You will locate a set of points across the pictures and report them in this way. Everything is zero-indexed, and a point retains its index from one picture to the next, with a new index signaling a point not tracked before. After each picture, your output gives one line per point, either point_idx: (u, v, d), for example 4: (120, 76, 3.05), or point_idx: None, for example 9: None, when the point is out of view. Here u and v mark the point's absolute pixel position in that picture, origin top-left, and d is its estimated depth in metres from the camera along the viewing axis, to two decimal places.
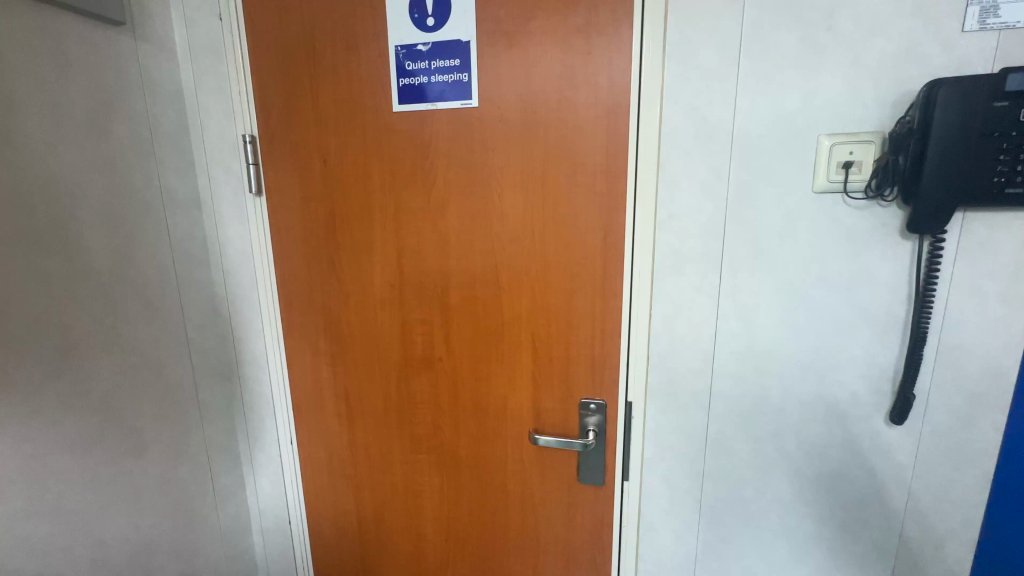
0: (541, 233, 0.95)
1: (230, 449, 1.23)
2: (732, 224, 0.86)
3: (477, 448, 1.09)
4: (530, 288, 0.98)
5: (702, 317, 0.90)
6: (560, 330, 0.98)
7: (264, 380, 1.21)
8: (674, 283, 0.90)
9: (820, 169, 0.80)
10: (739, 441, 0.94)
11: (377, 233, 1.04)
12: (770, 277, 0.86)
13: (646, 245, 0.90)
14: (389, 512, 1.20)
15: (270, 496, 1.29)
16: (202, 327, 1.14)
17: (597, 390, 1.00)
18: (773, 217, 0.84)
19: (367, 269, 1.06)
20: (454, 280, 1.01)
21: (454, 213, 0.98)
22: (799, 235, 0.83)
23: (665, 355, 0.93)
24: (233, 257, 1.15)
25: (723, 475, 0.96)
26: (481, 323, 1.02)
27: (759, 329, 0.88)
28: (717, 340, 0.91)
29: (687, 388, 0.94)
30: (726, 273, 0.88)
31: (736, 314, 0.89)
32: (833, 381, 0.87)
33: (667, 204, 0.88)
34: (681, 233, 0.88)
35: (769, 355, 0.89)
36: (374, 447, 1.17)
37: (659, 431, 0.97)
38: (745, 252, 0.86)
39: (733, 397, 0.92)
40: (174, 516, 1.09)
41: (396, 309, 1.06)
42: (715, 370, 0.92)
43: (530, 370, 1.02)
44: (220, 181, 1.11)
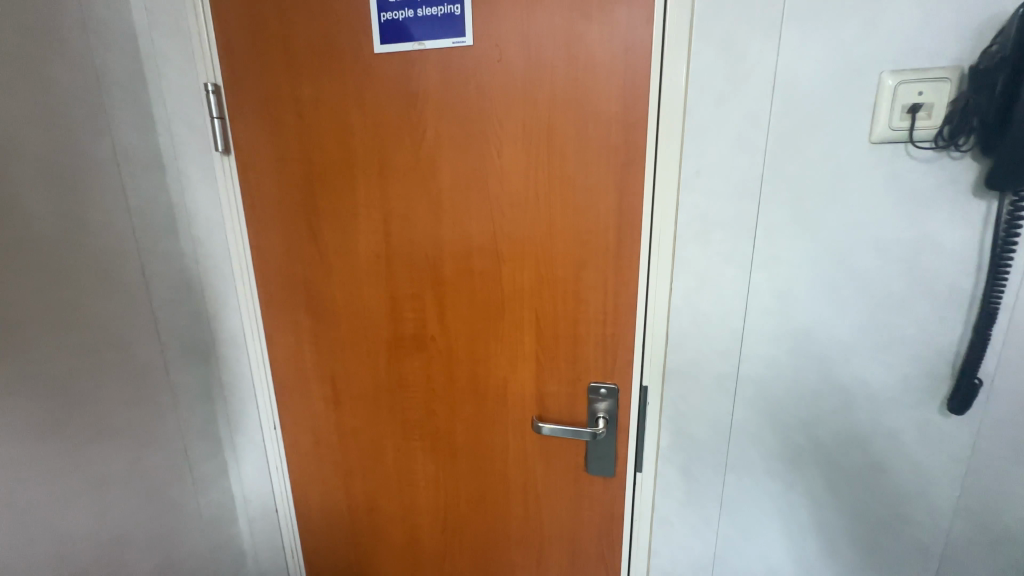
0: (546, 196, 0.82)
1: (211, 435, 1.14)
2: (770, 183, 0.73)
3: (475, 435, 0.99)
4: (533, 259, 0.86)
5: (731, 292, 0.79)
6: (567, 306, 0.87)
7: (243, 360, 1.11)
8: (700, 253, 0.78)
9: (881, 115, 0.67)
10: (768, 430, 0.83)
11: (360, 198, 0.91)
12: (813, 245, 0.74)
13: (668, 208, 0.78)
14: (381, 499, 1.11)
15: (256, 483, 1.21)
16: (172, 303, 1.03)
17: (608, 373, 0.89)
18: (819, 174, 0.71)
19: (350, 238, 0.94)
20: (447, 250, 0.90)
21: (446, 172, 0.86)
22: (851, 196, 0.71)
23: (686, 335, 0.82)
24: (204, 225, 1.03)
25: (747, 466, 0.86)
26: (478, 299, 0.91)
27: (797, 305, 0.77)
28: (747, 318, 0.79)
29: (711, 372, 0.83)
30: (760, 240, 0.75)
31: (771, 288, 0.77)
32: (880, 365, 0.76)
33: (693, 158, 0.75)
34: (710, 194, 0.75)
35: (807, 334, 0.78)
36: (363, 433, 1.07)
37: (678, 419, 0.87)
38: (785, 216, 0.74)
39: (762, 383, 0.82)
40: (150, 507, 1.01)
41: (383, 283, 0.95)
42: (743, 351, 0.81)
43: (533, 350, 0.91)
44: (184, 138, 0.98)
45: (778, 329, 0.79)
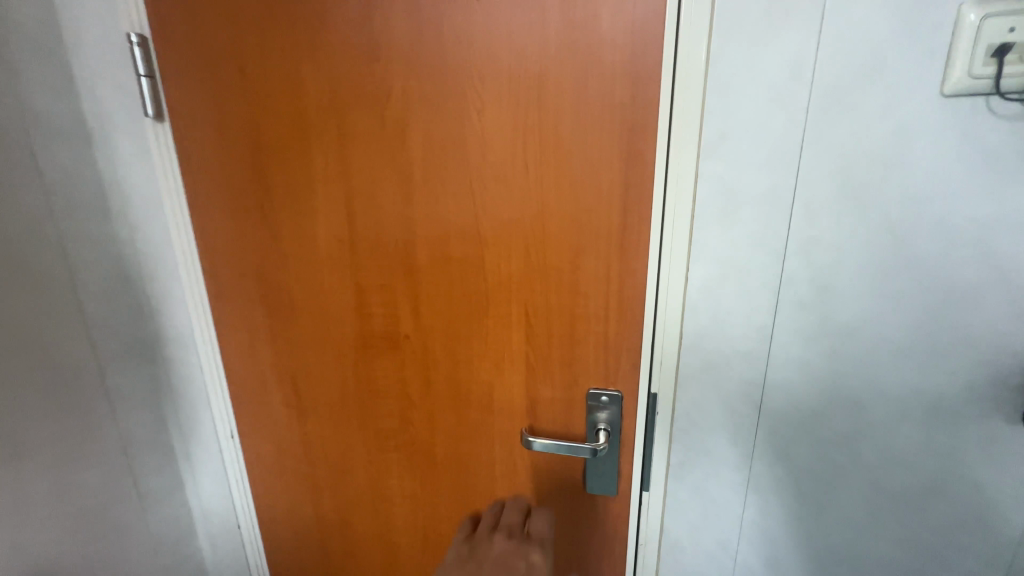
0: (537, 168, 0.68)
1: (160, 445, 1.00)
2: (812, 148, 0.59)
3: (457, 447, 0.87)
4: (522, 244, 0.72)
5: (759, 283, 0.65)
6: (563, 299, 0.73)
7: (193, 361, 0.97)
8: (723, 235, 0.65)
9: (957, 59, 0.53)
10: (799, 444, 0.71)
11: (318, 171, 0.77)
12: (863, 225, 0.60)
13: (686, 180, 0.64)
14: (352, 516, 0.99)
15: (216, 497, 1.08)
16: (104, 296, 0.88)
17: (611, 378, 0.76)
18: (875, 136, 0.57)
19: (308, 220, 0.80)
20: (421, 233, 0.76)
21: (417, 139, 0.71)
22: (913, 165, 0.57)
23: (704, 333, 0.69)
24: (140, 205, 0.88)
25: (772, 486, 0.74)
26: (458, 291, 0.77)
27: (840, 298, 0.63)
28: (778, 314, 0.66)
29: (732, 377, 0.70)
30: (797, 219, 0.62)
31: (808, 278, 0.64)
32: (938, 370, 0.63)
33: (717, 118, 0.61)
34: (736, 163, 0.62)
35: (850, 334, 0.65)
36: (331, 444, 0.94)
37: (692, 431, 0.74)
38: (830, 190, 0.60)
39: (793, 390, 0.69)
40: (84, 530, 0.88)
41: (348, 273, 0.81)
42: (773, 353, 0.68)
43: (523, 352, 0.77)
44: (109, 100, 0.83)
45: (816, 328, 0.65)
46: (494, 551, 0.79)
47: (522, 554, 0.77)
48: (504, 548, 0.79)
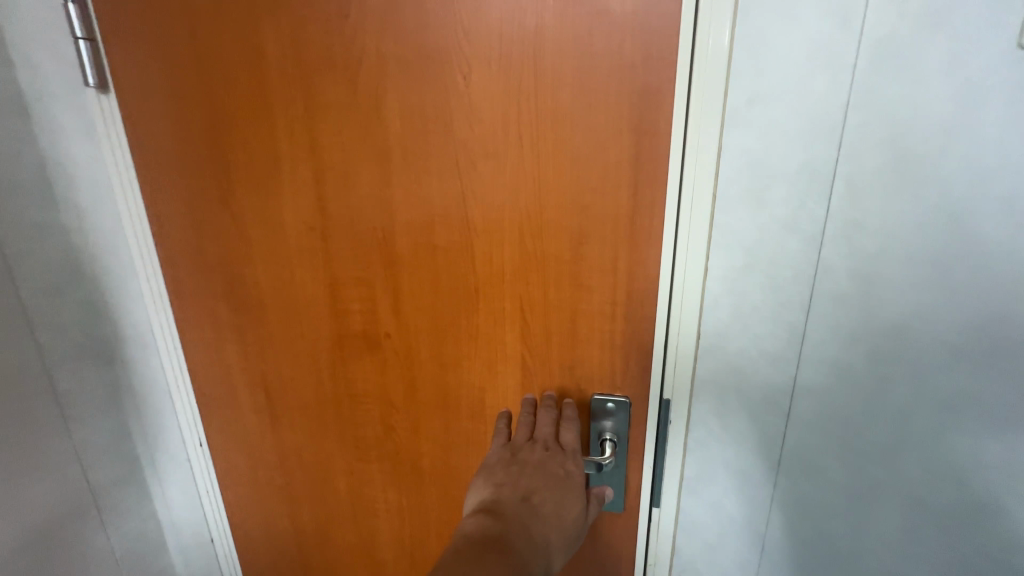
0: (533, 141, 0.59)
1: (123, 456, 0.91)
2: (858, 115, 0.50)
3: (445, 458, 0.78)
4: (516, 230, 0.63)
5: (790, 275, 0.57)
6: (564, 293, 0.64)
7: (154, 364, 0.88)
8: (749, 219, 0.55)
9: None
10: (831, 458, 0.62)
11: (283, 149, 0.68)
12: (916, 207, 0.51)
13: (706, 154, 0.55)
14: (333, 531, 0.90)
15: (186, 512, 0.99)
16: (49, 292, 0.78)
17: (617, 383, 0.67)
18: (935, 100, 0.48)
19: (275, 204, 0.71)
20: (400, 218, 0.66)
21: (394, 110, 0.62)
22: (979, 133, 0.48)
23: (725, 333, 0.61)
24: (87, 188, 0.78)
25: (799, 504, 0.65)
26: (444, 285, 0.68)
27: (884, 292, 0.55)
28: (811, 309, 0.57)
29: (756, 382, 0.62)
30: (837, 199, 0.53)
31: (849, 269, 0.55)
32: (1000, 377, 0.54)
33: (744, 81, 0.52)
34: (766, 134, 0.53)
35: (895, 333, 0.56)
36: (308, 453, 0.85)
37: (709, 442, 0.66)
38: (878, 165, 0.51)
39: (826, 397, 0.60)
40: (33, 551, 0.80)
41: (320, 264, 0.72)
42: (803, 355, 0.59)
43: (518, 353, 0.68)
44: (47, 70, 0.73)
45: (856, 326, 0.57)
46: (532, 456, 0.63)
47: (560, 462, 0.63)
48: (542, 453, 0.63)
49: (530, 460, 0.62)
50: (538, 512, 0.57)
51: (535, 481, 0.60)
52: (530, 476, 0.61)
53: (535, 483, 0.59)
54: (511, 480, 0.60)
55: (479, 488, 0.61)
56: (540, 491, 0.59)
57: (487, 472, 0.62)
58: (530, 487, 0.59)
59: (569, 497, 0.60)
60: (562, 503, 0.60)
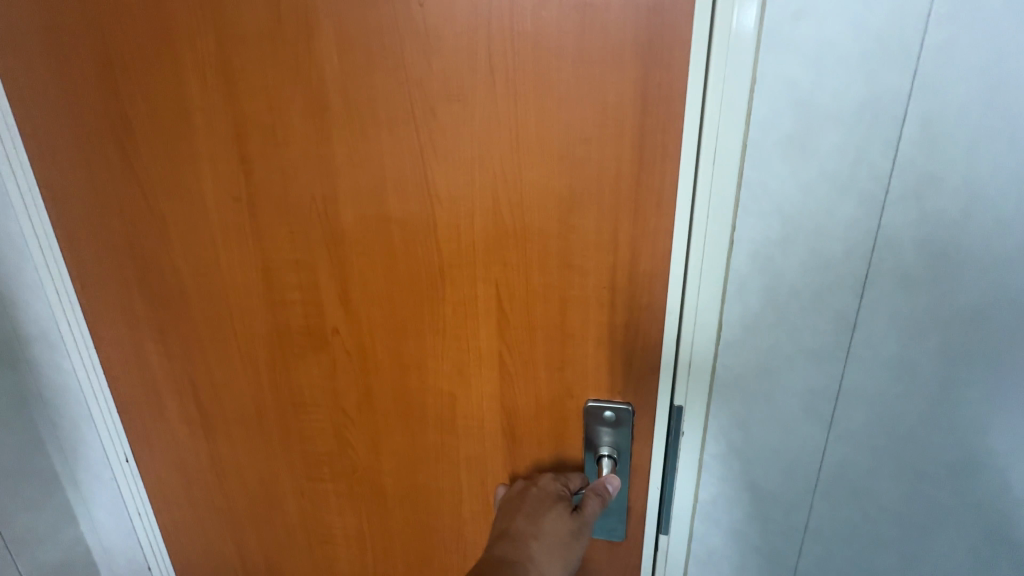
0: (507, 78, 0.45)
1: (33, 477, 0.76)
2: (947, 26, 0.36)
3: (411, 475, 0.65)
4: (488, 195, 0.49)
5: (842, 248, 0.43)
6: (550, 275, 0.51)
7: (64, 372, 0.72)
8: (791, 175, 0.42)
9: None
10: (888, 483, 0.49)
11: (193, 97, 0.53)
12: (1010, 154, 0.38)
13: (737, 88, 0.41)
14: (284, 560, 0.76)
15: (120, 550, 0.83)
16: None
17: (618, 388, 0.54)
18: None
19: (188, 169, 0.56)
20: (345, 182, 0.52)
21: (331, 41, 0.48)
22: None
23: (754, 324, 0.47)
24: None
25: (838, 537, 0.52)
26: (401, 268, 0.54)
27: (966, 270, 0.41)
28: (866, 295, 0.44)
29: (793, 387, 0.48)
30: (909, 147, 0.39)
31: (920, 240, 0.41)
32: None
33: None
34: (819, 57, 0.39)
35: (975, 323, 0.43)
36: (248, 472, 0.71)
37: (731, 463, 0.52)
38: (969, 96, 0.37)
39: (883, 409, 0.47)
40: None
41: (250, 244, 0.58)
42: (853, 352, 0.45)
43: (494, 351, 0.55)
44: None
45: (924, 316, 0.43)
46: (512, 490, 0.57)
47: (535, 484, 0.56)
48: (520, 483, 0.57)
49: (511, 494, 0.57)
50: (517, 539, 0.51)
51: (512, 512, 0.54)
52: (510, 509, 0.55)
53: (509, 515, 0.54)
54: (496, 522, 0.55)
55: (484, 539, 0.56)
56: (515, 519, 0.53)
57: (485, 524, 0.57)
58: (507, 520, 0.54)
59: (552, 513, 0.53)
60: (546, 524, 0.52)
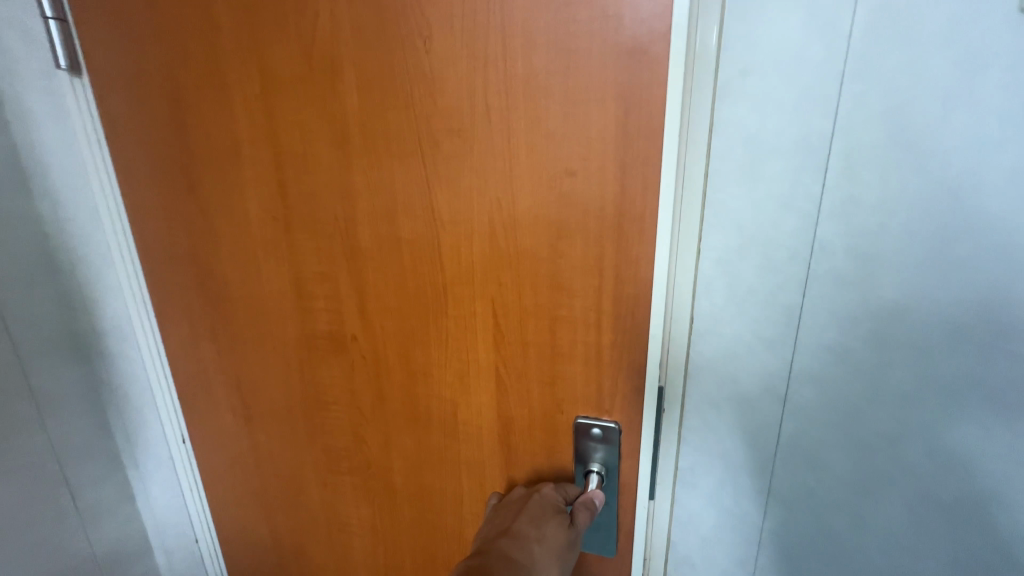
0: (501, 117, 0.49)
1: (102, 458, 0.85)
2: (861, 68, 0.40)
3: (418, 475, 0.70)
4: (485, 220, 0.53)
5: (788, 266, 0.46)
6: (543, 297, 0.54)
7: (134, 365, 0.81)
8: (744, 196, 0.45)
9: None
10: (861, 508, 0.50)
11: (242, 131, 0.62)
12: (930, 184, 0.40)
13: (697, 122, 0.45)
14: (310, 544, 0.84)
15: (173, 527, 0.92)
16: (20, 283, 0.72)
17: (606, 407, 0.56)
18: (943, 53, 0.38)
19: (238, 192, 0.65)
20: (364, 206, 0.59)
21: (354, 84, 0.54)
22: (984, 99, 0.38)
23: (707, 336, 0.51)
24: (62, 175, 0.72)
25: (791, 522, 0.53)
26: (410, 284, 0.60)
27: (886, 269, 0.43)
28: (804, 311, 0.47)
29: (752, 400, 0.51)
30: (834, 176, 0.43)
31: (859, 263, 0.44)
32: None
33: (743, 33, 0.42)
34: (767, 97, 0.42)
35: (897, 315, 0.44)
36: (281, 460, 0.79)
37: (707, 475, 0.55)
38: (879, 130, 0.40)
39: (832, 422, 0.49)
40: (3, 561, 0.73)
41: (285, 257, 0.65)
42: (796, 354, 0.48)
43: (491, 364, 0.59)
44: (14, 52, 0.67)
45: (861, 320, 0.45)
46: (514, 495, 0.60)
47: (538, 492, 0.59)
48: (522, 490, 0.60)
49: (511, 498, 0.60)
50: (517, 538, 0.54)
51: (513, 514, 0.57)
52: (511, 511, 0.58)
53: (512, 515, 0.57)
54: (496, 521, 0.58)
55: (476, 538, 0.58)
56: (519, 518, 0.56)
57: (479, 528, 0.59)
58: (509, 520, 0.56)
59: (552, 521, 0.55)
60: (545, 528, 0.54)
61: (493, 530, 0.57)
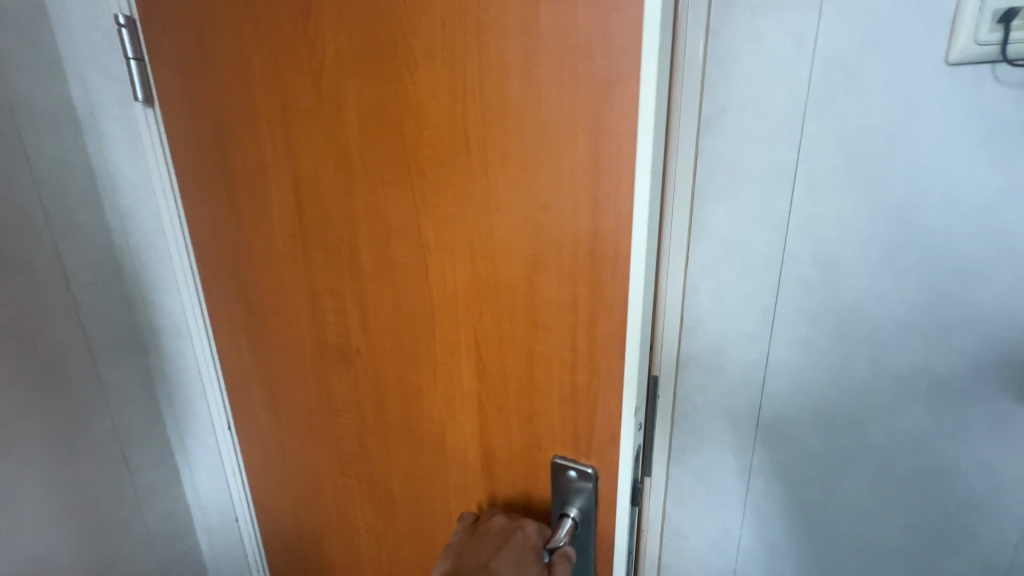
0: (478, 148, 0.49)
1: (156, 441, 0.96)
2: (818, 121, 0.54)
3: (414, 490, 0.71)
4: (466, 249, 0.53)
5: (762, 260, 0.61)
6: (520, 330, 0.52)
7: (189, 360, 0.91)
8: (727, 208, 0.61)
9: (958, 25, 0.47)
10: (807, 443, 0.65)
11: (267, 155, 0.67)
12: (867, 199, 0.55)
13: (686, 153, 0.61)
14: (326, 538, 0.88)
15: (215, 507, 1.01)
16: (97, 285, 0.84)
17: (584, 451, 0.53)
18: (879, 109, 0.52)
19: (265, 211, 0.71)
20: (363, 229, 0.61)
21: (353, 113, 0.57)
22: (911, 132, 0.51)
23: (702, 315, 0.67)
24: (132, 195, 0.83)
25: (784, 471, 0.67)
26: (403, 306, 0.61)
27: (838, 265, 0.58)
28: (779, 294, 0.62)
29: (733, 361, 0.66)
30: (800, 193, 0.57)
31: (812, 256, 0.59)
32: (957, 356, 0.55)
33: (717, 91, 0.58)
34: (741, 131, 0.58)
35: (852, 305, 0.58)
36: (301, 456, 0.85)
37: (691, 421, 0.71)
38: (834, 156, 0.55)
39: (797, 379, 0.63)
40: (80, 528, 0.84)
41: (302, 272, 0.70)
42: (775, 335, 0.63)
43: (474, 392, 0.58)
44: (98, 89, 0.78)
45: (817, 303, 0.60)
46: (494, 523, 0.58)
47: (522, 529, 0.56)
48: (504, 520, 0.58)
49: (491, 526, 0.58)
50: None
51: (491, 549, 0.55)
52: (489, 544, 0.56)
53: (492, 551, 0.55)
54: (473, 551, 0.56)
55: (446, 559, 0.58)
56: (498, 559, 0.54)
57: (452, 549, 0.58)
58: (487, 556, 0.55)
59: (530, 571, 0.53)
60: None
61: (469, 562, 0.56)
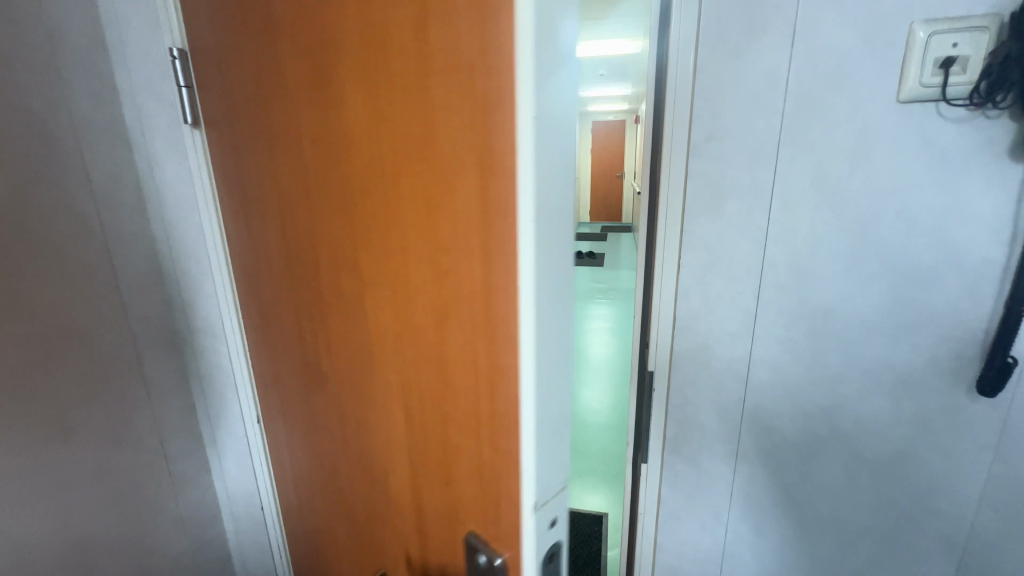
0: (394, 176, 0.44)
1: (192, 437, 0.99)
2: (789, 150, 0.65)
3: (371, 528, 0.67)
4: (392, 285, 0.48)
5: (743, 268, 0.72)
6: (439, 382, 0.46)
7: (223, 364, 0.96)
8: (713, 224, 0.71)
9: (910, 69, 0.58)
10: (783, 419, 0.75)
11: (255, 175, 0.68)
12: (833, 217, 0.66)
13: (678, 174, 0.71)
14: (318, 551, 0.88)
15: (242, 497, 1.06)
16: (144, 290, 0.87)
17: (490, 529, 0.45)
18: (840, 142, 0.63)
19: (259, 228, 0.72)
20: (321, 253, 0.58)
21: (305, 133, 0.54)
22: (870, 160, 0.62)
23: (694, 316, 0.76)
24: (178, 206, 0.87)
25: (766, 452, 0.78)
26: (352, 336, 0.57)
27: (813, 274, 0.69)
28: (761, 295, 0.72)
29: (722, 355, 0.76)
30: (777, 211, 0.68)
31: (788, 263, 0.69)
32: (908, 347, 0.66)
33: (705, 121, 0.68)
34: (724, 156, 0.69)
35: (824, 309, 0.69)
36: (297, 469, 0.85)
37: (684, 409, 0.80)
38: (803, 180, 0.66)
39: (777, 369, 0.74)
40: (130, 529, 0.86)
41: (285, 291, 0.70)
42: (758, 335, 0.73)
43: (405, 441, 0.53)
44: (150, 112, 0.82)
45: (795, 306, 0.71)
46: None
47: None
48: None
49: None
50: None
51: None
52: None
53: None
54: None
55: None
56: None
57: None
58: None
59: None
60: None
61: None
